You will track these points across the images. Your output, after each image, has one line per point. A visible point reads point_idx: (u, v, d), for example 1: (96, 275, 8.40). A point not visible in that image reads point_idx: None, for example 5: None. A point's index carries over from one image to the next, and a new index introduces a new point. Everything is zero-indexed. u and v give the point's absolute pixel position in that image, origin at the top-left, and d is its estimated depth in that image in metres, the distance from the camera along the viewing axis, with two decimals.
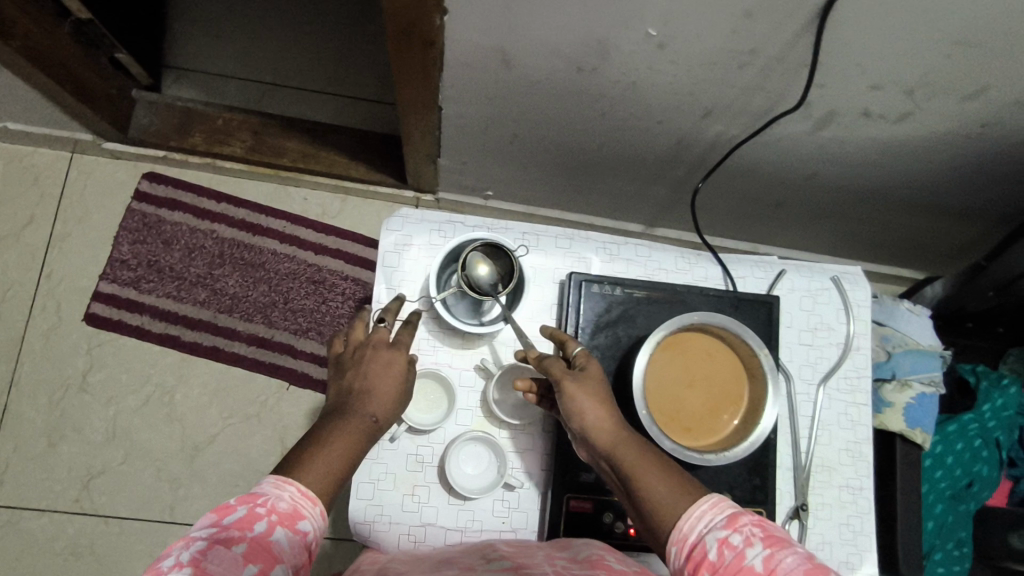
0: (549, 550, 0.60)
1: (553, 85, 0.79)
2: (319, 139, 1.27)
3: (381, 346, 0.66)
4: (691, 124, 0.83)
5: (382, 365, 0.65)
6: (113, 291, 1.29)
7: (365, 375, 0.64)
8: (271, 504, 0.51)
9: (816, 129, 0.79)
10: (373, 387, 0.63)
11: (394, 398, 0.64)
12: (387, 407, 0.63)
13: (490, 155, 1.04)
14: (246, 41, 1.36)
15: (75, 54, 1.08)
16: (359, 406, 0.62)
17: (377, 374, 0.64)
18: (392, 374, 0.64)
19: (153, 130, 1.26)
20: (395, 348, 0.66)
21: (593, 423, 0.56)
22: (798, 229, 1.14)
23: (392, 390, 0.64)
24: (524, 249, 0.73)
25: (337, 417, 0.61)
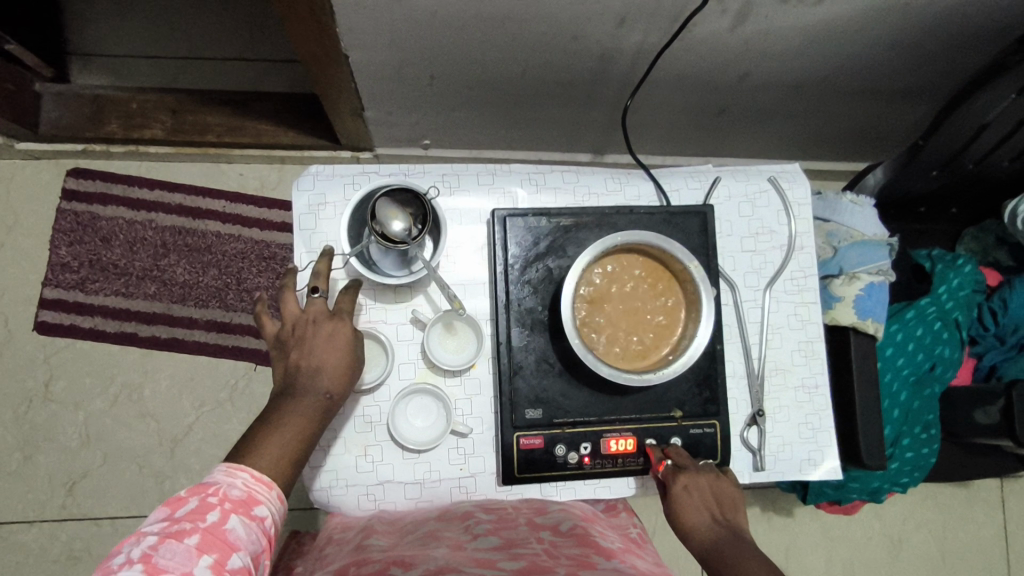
0: (529, 515, 0.64)
1: (455, 13, 0.74)
2: (241, 109, 1.21)
3: (319, 317, 0.62)
4: (609, 35, 0.79)
5: (326, 338, 0.61)
6: (59, 296, 1.25)
7: (310, 352, 0.60)
8: (223, 493, 0.51)
9: (736, 23, 0.75)
10: (321, 364, 0.60)
11: (345, 373, 0.61)
12: (339, 382, 0.60)
13: (414, 100, 0.99)
14: (148, 15, 1.27)
15: None
16: (309, 385, 0.60)
17: (323, 350, 0.61)
18: (338, 348, 0.61)
19: (66, 123, 1.19)
20: (337, 319, 0.62)
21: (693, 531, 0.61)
22: (744, 137, 1.11)
23: (341, 364, 0.61)
24: (445, 193, 0.70)
25: (287, 401, 0.59)
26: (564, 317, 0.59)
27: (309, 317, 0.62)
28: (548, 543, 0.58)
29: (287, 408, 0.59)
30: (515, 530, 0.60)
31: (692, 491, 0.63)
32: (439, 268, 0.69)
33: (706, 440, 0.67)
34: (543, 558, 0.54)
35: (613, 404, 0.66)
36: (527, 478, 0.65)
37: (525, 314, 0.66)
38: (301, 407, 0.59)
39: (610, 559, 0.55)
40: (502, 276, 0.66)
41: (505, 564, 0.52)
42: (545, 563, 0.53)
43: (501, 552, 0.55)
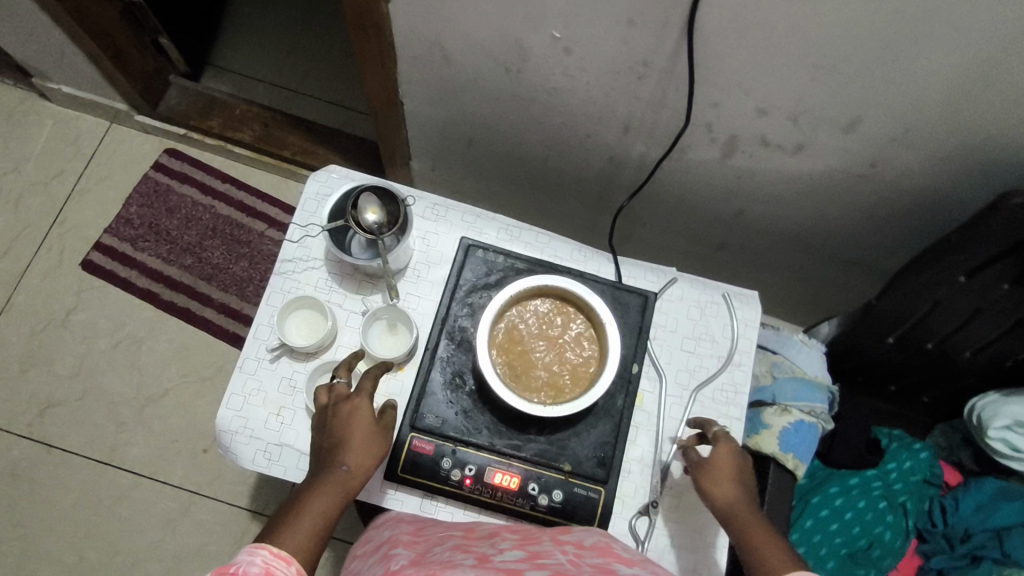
0: (553, 534, 0.59)
1: (492, 85, 0.88)
2: (319, 139, 1.42)
3: (343, 397, 0.64)
4: (616, 139, 0.90)
5: (346, 415, 0.63)
6: (112, 243, 1.42)
7: (339, 432, 0.62)
8: (242, 571, 0.46)
9: (725, 156, 0.85)
10: (347, 439, 0.62)
11: (369, 443, 0.62)
12: (361, 454, 0.61)
13: (453, 160, 1.13)
14: (278, 52, 1.54)
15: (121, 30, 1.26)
16: (331, 461, 0.60)
17: (349, 428, 0.62)
18: (363, 421, 0.62)
19: (179, 109, 1.43)
20: (357, 395, 0.64)
21: (717, 488, 0.64)
22: (742, 281, 1.16)
23: (368, 435, 0.62)
24: (430, 217, 0.80)
25: (312, 479, 0.59)
26: (478, 331, 0.66)
27: (336, 399, 0.65)
28: (572, 554, 0.54)
29: (309, 488, 0.58)
30: (540, 545, 0.56)
31: (732, 465, 0.65)
32: (402, 275, 0.78)
33: (588, 505, 0.69)
34: (567, 567, 0.50)
35: (507, 438, 0.69)
36: (407, 479, 0.68)
37: (457, 330, 0.72)
38: (325, 483, 0.59)
39: (635, 568, 0.52)
40: (449, 293, 0.74)
41: (531, 573, 0.49)
42: (569, 570, 0.49)
43: (527, 562, 0.51)
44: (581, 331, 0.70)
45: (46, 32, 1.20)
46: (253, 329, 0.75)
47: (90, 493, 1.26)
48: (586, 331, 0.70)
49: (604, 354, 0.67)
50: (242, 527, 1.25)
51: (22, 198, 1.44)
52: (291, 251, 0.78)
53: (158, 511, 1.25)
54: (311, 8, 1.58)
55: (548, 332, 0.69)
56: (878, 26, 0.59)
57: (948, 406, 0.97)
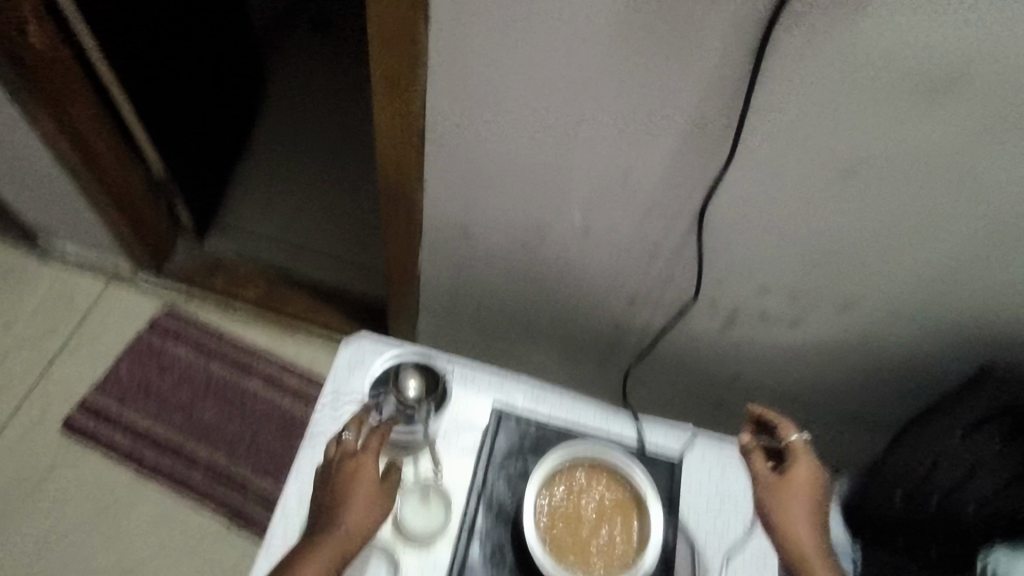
0: None
1: (509, 260, 0.96)
2: (320, 297, 1.51)
3: (348, 454, 0.65)
4: (624, 308, 0.98)
5: (351, 473, 0.64)
6: (97, 403, 1.37)
7: (342, 490, 0.63)
8: None
9: (726, 323, 0.93)
10: (348, 497, 0.62)
11: (370, 507, 0.63)
12: (360, 520, 0.62)
13: (461, 322, 1.18)
14: (283, 213, 1.62)
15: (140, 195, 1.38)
16: (331, 521, 0.62)
17: (351, 488, 0.63)
18: (365, 483, 0.63)
19: (183, 270, 1.52)
20: (362, 454, 0.65)
21: (787, 519, 0.62)
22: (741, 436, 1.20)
23: (369, 498, 0.63)
24: (460, 384, 0.83)
25: (312, 535, 0.61)
26: (526, 508, 0.67)
27: (343, 455, 0.65)
28: None
29: (309, 544, 0.60)
30: None
31: (805, 494, 0.63)
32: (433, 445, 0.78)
33: None
34: None
35: None
36: None
37: (494, 503, 0.72)
38: (323, 543, 0.60)
39: None
40: (483, 463, 0.75)
41: None
42: None
43: None
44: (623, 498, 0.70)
45: (71, 200, 1.30)
46: (279, 510, 0.73)
47: None
48: (625, 498, 0.70)
49: (644, 524, 0.68)
50: None
51: (9, 356, 1.41)
52: (322, 421, 0.78)
53: None
54: (313, 175, 1.69)
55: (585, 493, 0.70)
56: (860, 223, 0.72)
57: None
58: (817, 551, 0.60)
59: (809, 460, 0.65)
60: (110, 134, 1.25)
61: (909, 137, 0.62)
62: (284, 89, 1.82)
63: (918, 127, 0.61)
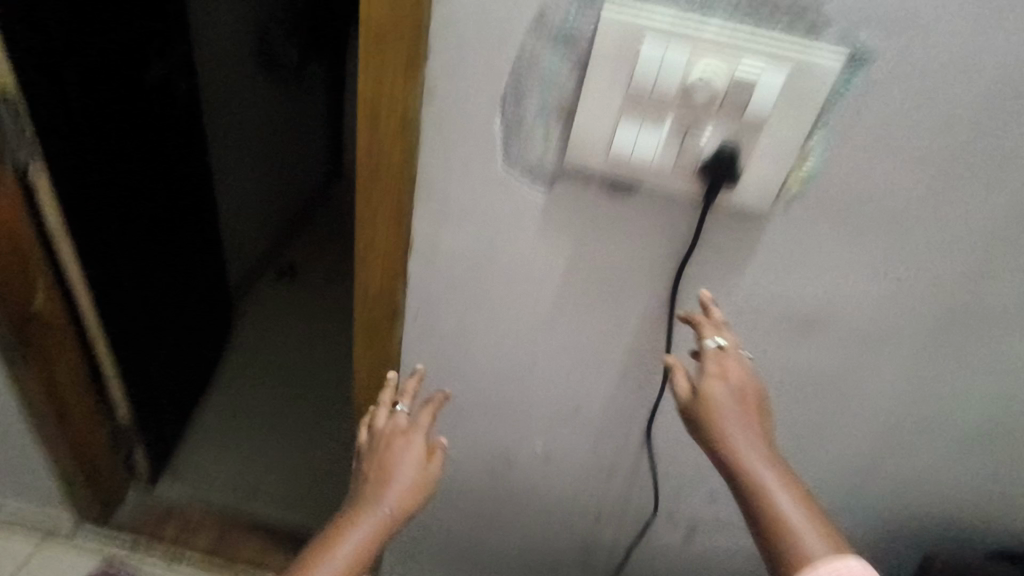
0: None
1: (477, 492, 1.01)
2: (272, 546, 1.52)
3: (397, 433, 0.73)
4: (590, 530, 1.01)
5: (399, 448, 0.72)
6: None
7: (387, 467, 0.71)
8: None
9: (687, 537, 0.98)
10: (393, 477, 0.70)
11: (416, 485, 0.70)
12: (405, 495, 0.69)
13: (429, 559, 1.17)
14: (243, 459, 1.69)
15: (100, 445, 1.39)
16: (380, 492, 0.69)
17: (398, 467, 0.70)
18: (411, 460, 0.71)
19: (129, 523, 1.51)
20: (410, 433, 0.73)
21: (722, 432, 0.60)
22: None
23: (413, 476, 0.71)
24: None
25: (361, 503, 0.69)
26: None
27: (392, 433, 0.73)
28: None
29: (357, 514, 0.68)
30: None
31: (746, 401, 0.61)
32: None
33: None
34: None
35: None
36: None
37: None
38: (369, 513, 0.67)
39: None
40: None
41: None
42: None
43: None
44: None
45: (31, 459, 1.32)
46: None
47: None
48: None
49: None
50: None
51: None
52: None
53: None
54: (277, 416, 1.80)
55: None
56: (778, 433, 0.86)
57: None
58: (757, 458, 0.59)
59: (736, 361, 0.62)
60: (85, 389, 1.30)
61: (799, 363, 0.77)
62: (259, 341, 1.99)
63: (801, 354, 0.76)
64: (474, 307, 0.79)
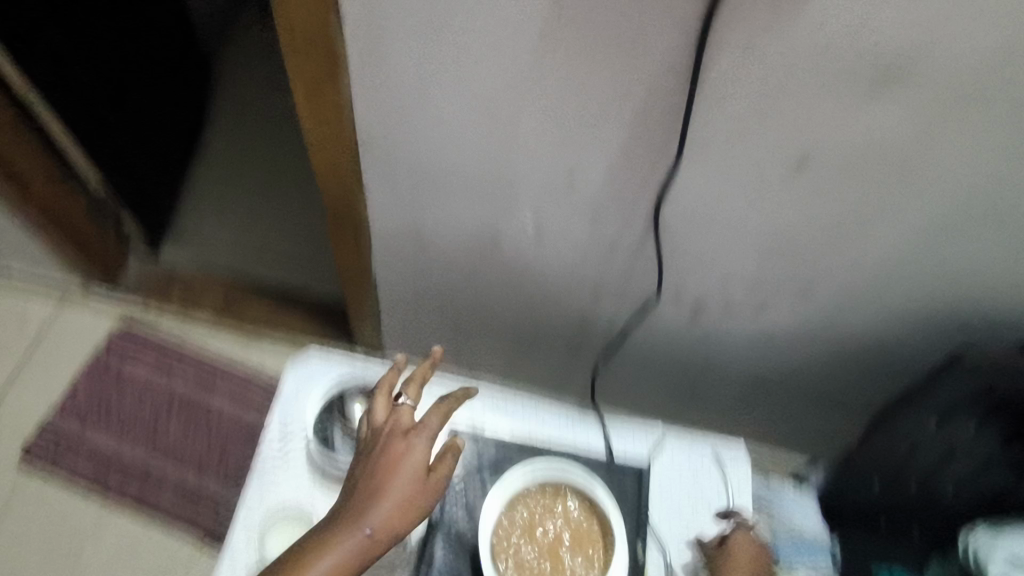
0: None
1: (465, 262, 0.92)
2: (282, 305, 1.45)
3: (396, 430, 0.59)
4: (587, 304, 0.94)
5: (395, 451, 0.57)
6: (55, 437, 1.29)
7: (377, 481, 0.56)
8: None
9: (693, 317, 0.90)
10: (382, 494, 0.55)
11: (407, 506, 0.56)
12: (393, 516, 0.55)
13: (427, 325, 1.14)
14: (240, 220, 1.55)
15: (67, 203, 1.27)
16: (357, 515, 0.55)
17: (391, 481, 0.56)
18: (405, 470, 0.56)
19: (136, 286, 1.44)
20: (412, 433, 0.58)
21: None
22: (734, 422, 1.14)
23: (407, 496, 0.56)
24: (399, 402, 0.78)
25: (337, 517, 0.55)
26: (480, 538, 0.65)
27: (392, 430, 0.59)
28: None
29: (330, 533, 0.54)
30: None
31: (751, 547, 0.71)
32: None
33: None
34: None
35: None
36: None
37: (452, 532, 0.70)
38: (345, 533, 0.54)
39: None
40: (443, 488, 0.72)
41: None
42: None
43: None
44: (585, 522, 0.67)
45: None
46: (227, 549, 0.69)
47: None
48: (583, 512, 0.68)
49: (606, 543, 0.66)
50: None
51: None
52: (268, 456, 0.73)
53: None
54: (266, 190, 1.59)
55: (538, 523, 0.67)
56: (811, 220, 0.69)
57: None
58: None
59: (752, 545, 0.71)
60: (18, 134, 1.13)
61: (866, 124, 0.58)
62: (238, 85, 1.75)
63: (869, 110, 0.57)
64: (429, 42, 0.60)
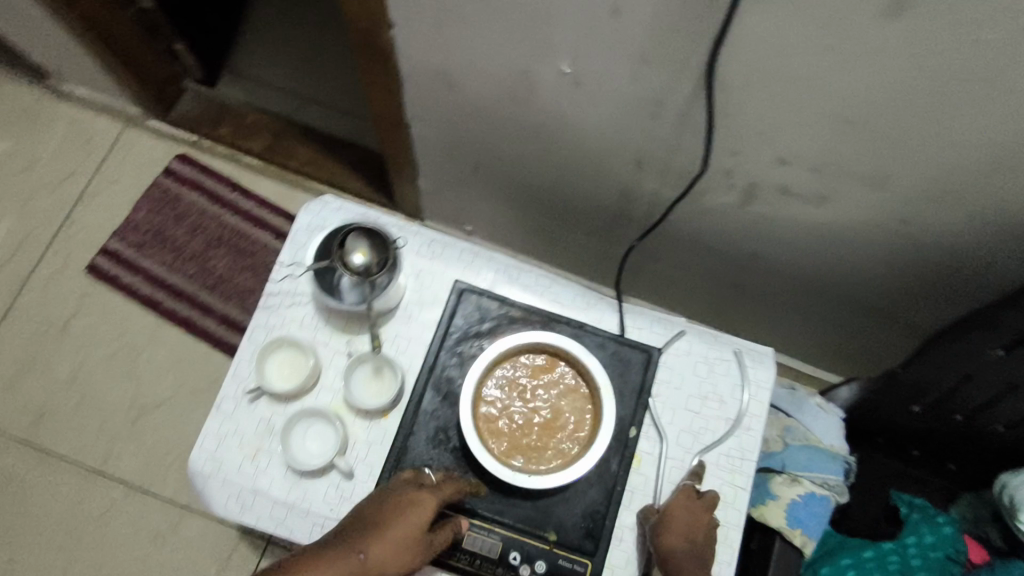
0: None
1: (499, 113, 0.84)
2: (329, 151, 1.42)
3: (414, 486, 0.61)
4: (627, 176, 0.85)
5: (409, 501, 0.59)
6: (118, 249, 1.37)
7: (383, 516, 0.58)
8: None
9: (743, 202, 0.80)
10: (384, 526, 0.57)
11: (401, 547, 0.57)
12: (386, 556, 0.56)
13: (461, 184, 1.08)
14: (295, 60, 1.50)
15: (114, 19, 1.21)
16: (356, 543, 0.56)
17: (396, 519, 0.58)
18: (414, 519, 0.58)
19: (191, 114, 1.44)
20: (427, 490, 0.61)
21: None
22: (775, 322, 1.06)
23: (406, 537, 0.57)
24: (408, 250, 0.75)
25: (333, 544, 0.56)
26: (467, 386, 0.64)
27: (412, 484, 0.61)
28: None
29: (323, 555, 0.54)
30: None
31: None
32: (392, 318, 0.73)
33: None
34: None
35: (489, 501, 0.65)
36: None
37: (444, 381, 0.69)
38: (337, 559, 0.54)
39: None
40: (438, 339, 0.71)
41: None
42: None
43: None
44: (579, 394, 0.66)
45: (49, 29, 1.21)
46: (233, 366, 0.72)
47: (79, 502, 1.22)
48: (577, 382, 0.66)
49: (598, 415, 0.64)
50: (229, 548, 1.20)
51: (32, 199, 1.40)
52: (278, 287, 0.74)
53: (142, 527, 1.21)
54: (321, 35, 1.52)
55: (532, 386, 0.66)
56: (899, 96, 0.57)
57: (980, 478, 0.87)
58: None
59: None
60: None
61: None
62: None
63: None
64: None
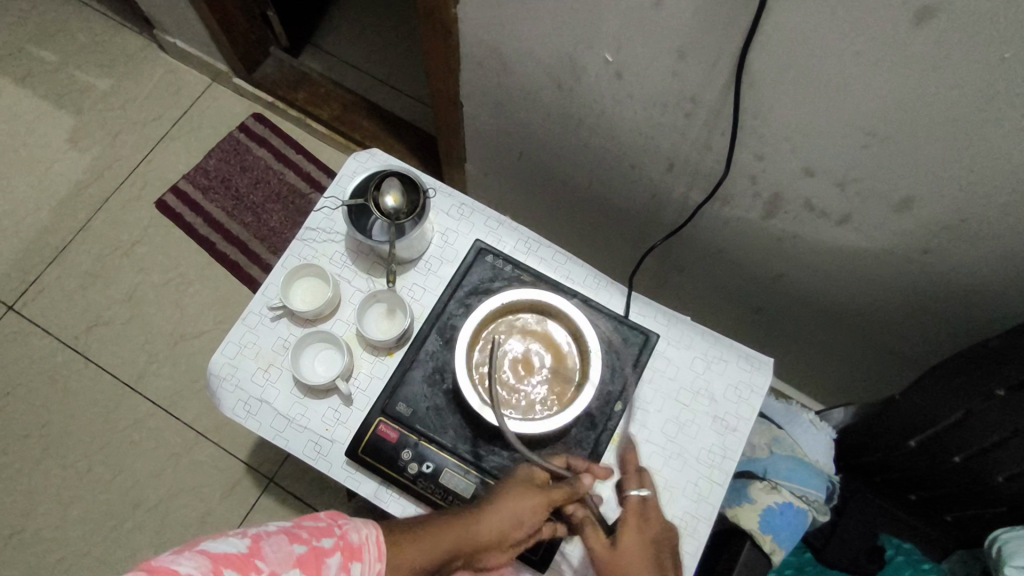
0: None
1: (546, 101, 0.89)
2: (391, 128, 1.48)
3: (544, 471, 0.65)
4: (660, 176, 0.88)
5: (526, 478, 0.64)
6: (186, 189, 1.48)
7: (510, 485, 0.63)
8: (345, 532, 0.54)
9: (767, 214, 0.81)
10: (507, 491, 0.62)
11: (518, 504, 0.61)
12: (502, 511, 0.61)
13: (504, 172, 1.13)
14: (376, 44, 1.60)
15: None
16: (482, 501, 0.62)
17: (519, 486, 0.63)
18: (531, 486, 0.62)
19: (272, 79, 1.52)
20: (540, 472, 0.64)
21: None
22: (792, 348, 1.06)
23: (522, 499, 0.62)
24: (439, 209, 0.81)
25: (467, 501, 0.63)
26: (466, 327, 0.68)
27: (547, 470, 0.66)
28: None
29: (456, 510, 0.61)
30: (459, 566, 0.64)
31: None
32: (413, 267, 0.79)
33: None
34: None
35: (470, 445, 0.69)
36: (366, 460, 0.69)
37: (448, 327, 0.74)
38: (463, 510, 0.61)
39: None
40: (451, 290, 0.76)
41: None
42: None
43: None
44: (571, 355, 0.69)
45: None
46: (263, 286, 0.78)
47: (110, 411, 1.31)
48: (573, 347, 0.70)
49: (585, 377, 0.67)
50: (234, 480, 1.27)
51: (121, 134, 1.53)
52: (316, 221, 0.80)
53: (160, 444, 1.29)
54: (402, 26, 1.62)
55: (529, 340, 0.70)
56: (924, 113, 0.58)
57: (975, 534, 0.85)
58: None
59: None
60: None
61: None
62: None
63: None
64: None
